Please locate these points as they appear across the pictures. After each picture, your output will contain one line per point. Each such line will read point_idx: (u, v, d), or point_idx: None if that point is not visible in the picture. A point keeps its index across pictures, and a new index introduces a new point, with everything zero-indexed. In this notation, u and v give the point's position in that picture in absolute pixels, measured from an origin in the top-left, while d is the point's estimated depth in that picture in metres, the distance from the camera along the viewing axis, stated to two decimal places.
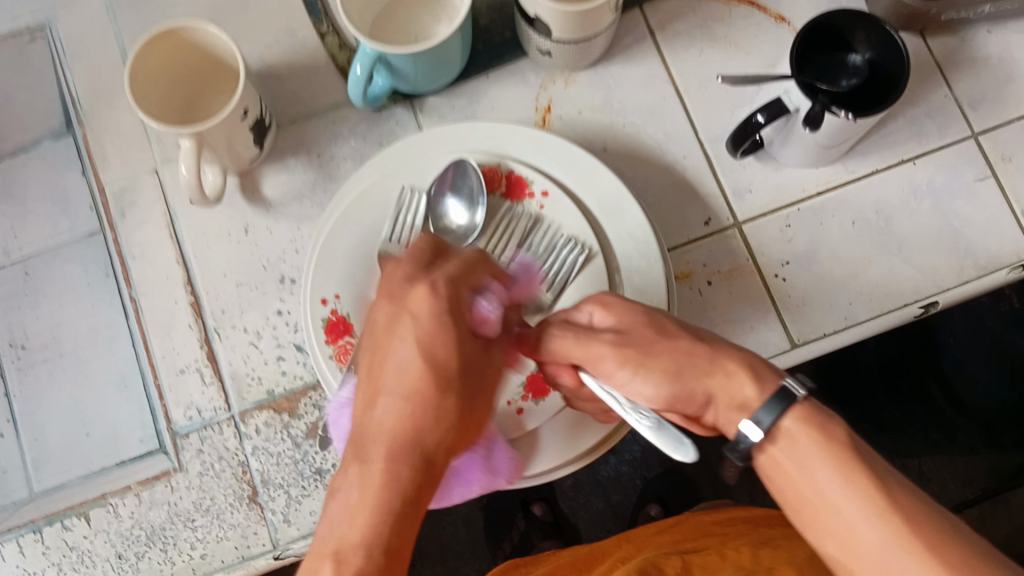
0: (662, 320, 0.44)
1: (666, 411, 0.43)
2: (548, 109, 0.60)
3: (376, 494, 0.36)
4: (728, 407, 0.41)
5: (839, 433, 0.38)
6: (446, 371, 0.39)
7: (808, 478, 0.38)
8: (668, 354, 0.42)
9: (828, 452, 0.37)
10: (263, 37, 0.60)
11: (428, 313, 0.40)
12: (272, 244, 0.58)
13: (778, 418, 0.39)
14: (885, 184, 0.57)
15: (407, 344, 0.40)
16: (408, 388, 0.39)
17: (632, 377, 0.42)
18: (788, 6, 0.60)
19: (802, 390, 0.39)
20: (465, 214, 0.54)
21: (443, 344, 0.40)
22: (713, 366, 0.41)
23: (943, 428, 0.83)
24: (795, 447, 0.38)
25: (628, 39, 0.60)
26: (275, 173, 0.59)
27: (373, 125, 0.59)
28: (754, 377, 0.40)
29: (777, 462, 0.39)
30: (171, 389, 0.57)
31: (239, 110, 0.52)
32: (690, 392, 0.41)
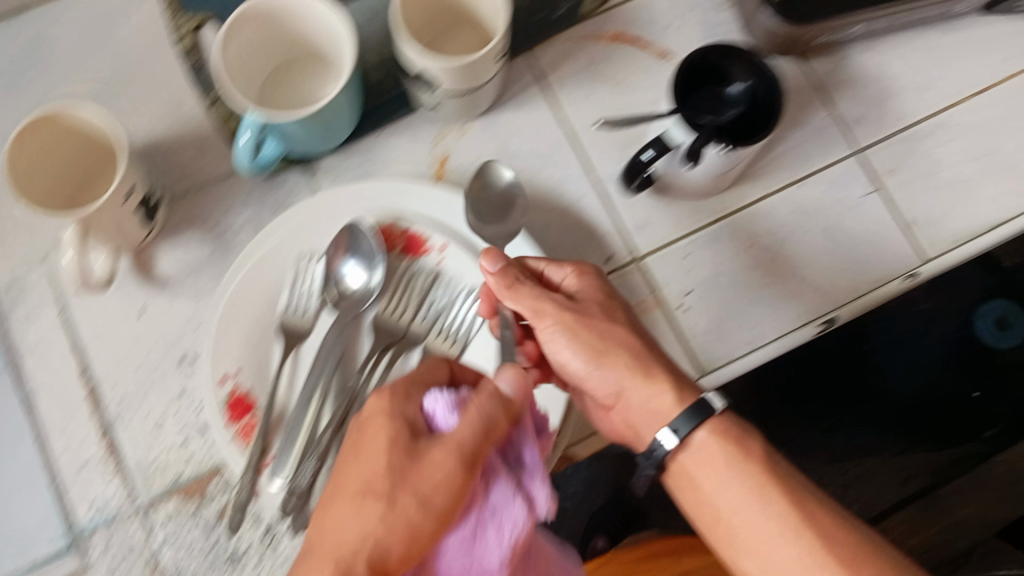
0: (617, 306, 0.49)
1: (582, 374, 0.48)
2: (444, 159, 0.59)
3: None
4: (641, 406, 0.46)
5: (754, 447, 0.44)
6: (394, 490, 0.37)
7: (724, 488, 0.43)
8: (603, 333, 0.47)
9: (744, 465, 0.43)
10: (145, 111, 0.59)
11: (382, 433, 0.39)
12: (170, 324, 0.56)
13: (694, 430, 0.44)
14: (775, 208, 0.59)
15: (362, 467, 0.39)
16: (360, 508, 0.37)
17: (567, 342, 0.47)
18: (670, 40, 0.61)
19: (721, 404, 0.44)
20: (363, 276, 0.53)
21: (397, 451, 0.38)
22: (643, 368, 0.46)
23: (872, 430, 0.84)
24: (714, 457, 0.44)
25: (517, 86, 0.60)
26: (170, 250, 0.57)
27: (267, 192, 0.58)
28: (676, 390, 0.45)
29: (692, 471, 0.44)
30: (73, 487, 0.54)
31: (121, 192, 0.51)
32: (608, 376, 0.47)
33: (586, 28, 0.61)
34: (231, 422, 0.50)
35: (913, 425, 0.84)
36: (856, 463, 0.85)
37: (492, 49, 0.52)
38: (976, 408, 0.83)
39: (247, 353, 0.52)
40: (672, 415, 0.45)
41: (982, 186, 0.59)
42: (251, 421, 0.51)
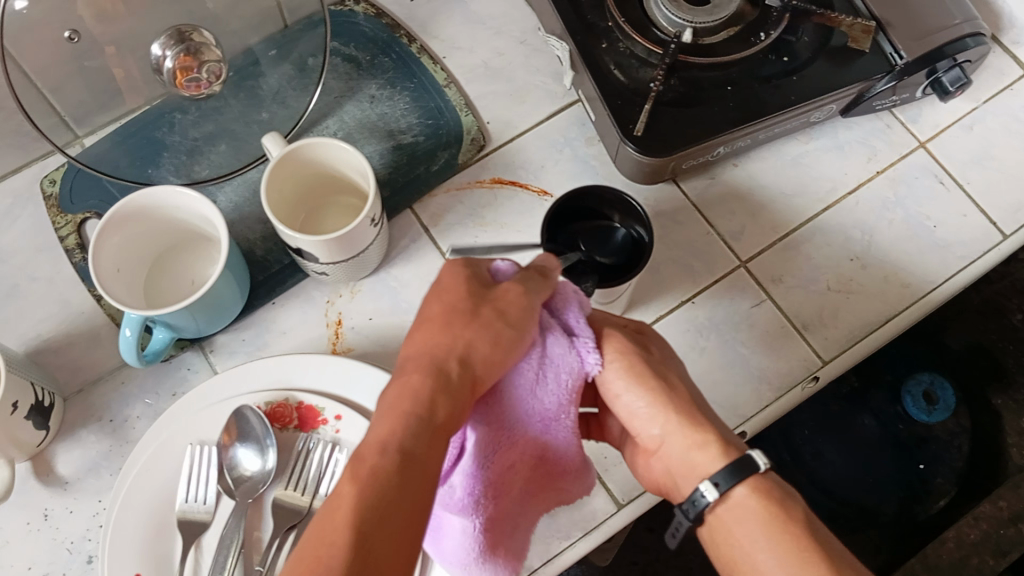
0: (670, 363, 0.47)
1: (631, 421, 0.46)
2: (338, 323, 0.60)
3: (393, 410, 0.36)
4: (680, 461, 0.43)
5: (796, 509, 0.40)
6: (465, 304, 0.41)
7: (752, 541, 0.40)
8: (663, 382, 0.45)
9: (773, 522, 0.40)
10: (40, 312, 0.60)
11: (451, 277, 0.43)
12: (73, 525, 0.55)
13: (733, 486, 0.41)
14: (670, 329, 0.59)
15: (427, 306, 0.42)
16: (435, 322, 0.41)
17: (623, 385, 0.45)
18: (547, 180, 0.64)
19: (763, 464, 0.41)
20: (258, 460, 0.53)
21: (463, 292, 0.42)
22: (690, 426, 0.44)
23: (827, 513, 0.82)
24: (748, 512, 0.40)
25: (404, 240, 0.62)
26: (68, 450, 0.57)
27: (163, 377, 0.59)
28: (722, 447, 0.42)
29: (725, 523, 0.41)
30: None
31: (8, 403, 0.51)
32: (660, 423, 0.44)
33: (465, 176, 0.64)
34: None
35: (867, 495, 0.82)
36: None
37: (363, 219, 0.53)
38: (921, 478, 0.81)
39: (144, 552, 0.51)
40: (711, 469, 0.42)
41: (868, 281, 0.61)
42: None
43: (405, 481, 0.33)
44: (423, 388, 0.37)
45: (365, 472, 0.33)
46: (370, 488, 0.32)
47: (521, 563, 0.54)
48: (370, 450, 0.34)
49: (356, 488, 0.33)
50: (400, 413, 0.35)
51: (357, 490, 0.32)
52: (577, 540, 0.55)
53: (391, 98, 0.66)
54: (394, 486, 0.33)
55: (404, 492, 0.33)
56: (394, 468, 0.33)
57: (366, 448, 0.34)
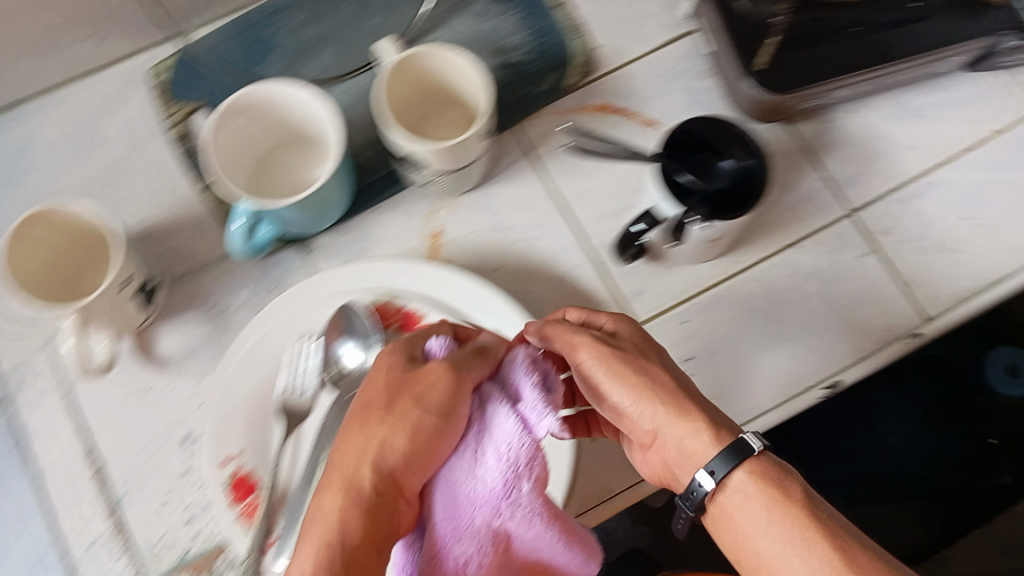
0: (648, 347, 0.46)
1: (644, 412, 0.43)
2: (438, 235, 0.60)
3: (323, 529, 0.37)
4: (676, 448, 0.42)
5: (795, 486, 0.39)
6: (402, 400, 0.42)
7: (753, 525, 0.39)
8: (641, 369, 0.44)
9: (781, 507, 0.38)
10: (145, 195, 0.61)
11: (373, 380, 0.44)
12: (172, 404, 0.58)
13: (730, 472, 0.40)
14: (773, 271, 0.59)
15: (372, 381, 0.44)
16: (381, 433, 0.41)
17: (604, 375, 0.44)
18: (658, 109, 0.62)
19: (758, 444, 0.40)
20: (360, 354, 0.53)
21: (390, 380, 0.43)
22: (680, 414, 0.42)
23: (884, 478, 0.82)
24: (750, 499, 0.39)
25: (509, 157, 0.62)
26: (171, 332, 0.59)
27: (263, 273, 0.59)
28: (713, 435, 0.41)
29: (732, 511, 0.40)
30: (83, 564, 0.56)
31: (121, 279, 0.53)
32: (642, 415, 0.43)
33: (575, 98, 0.63)
34: (234, 502, 0.52)
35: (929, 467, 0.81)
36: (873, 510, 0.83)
37: (472, 133, 0.52)
38: (992, 453, 0.80)
39: (245, 432, 0.53)
40: (706, 455, 0.41)
41: (983, 241, 0.59)
42: (253, 502, 0.52)
43: None
44: (343, 509, 0.38)
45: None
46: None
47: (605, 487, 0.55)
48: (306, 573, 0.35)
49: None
50: (325, 534, 0.37)
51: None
52: None
53: (501, 14, 0.65)
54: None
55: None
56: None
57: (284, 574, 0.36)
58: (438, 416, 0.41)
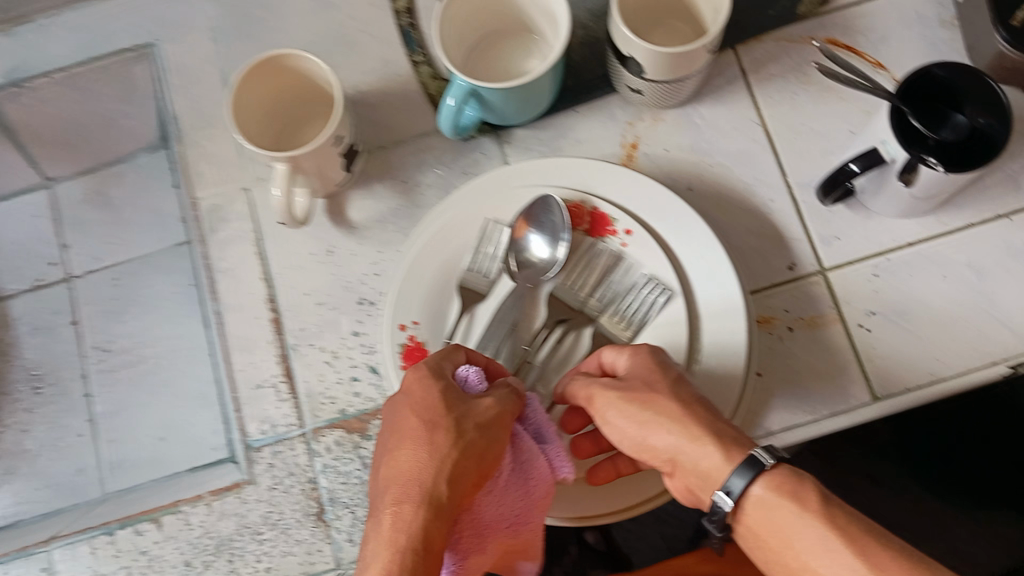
0: (667, 373, 0.44)
1: (656, 442, 0.42)
2: (634, 145, 0.60)
3: (395, 531, 0.38)
4: (694, 473, 0.41)
5: (810, 492, 0.37)
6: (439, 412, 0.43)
7: (782, 536, 0.37)
8: (647, 401, 0.42)
9: (802, 518, 0.37)
10: (359, 64, 0.64)
11: (407, 387, 0.45)
12: (354, 267, 0.60)
13: (748, 486, 0.38)
14: (980, 241, 0.56)
15: (405, 402, 0.44)
16: (404, 439, 0.42)
17: (619, 416, 0.43)
18: (886, 54, 0.59)
19: (770, 459, 0.38)
20: (547, 249, 0.53)
21: (435, 397, 0.44)
22: (686, 435, 0.41)
23: None
24: (770, 516, 0.38)
25: (719, 80, 0.60)
26: (362, 198, 0.61)
27: (458, 154, 0.61)
28: (722, 449, 0.40)
29: (753, 530, 0.38)
30: (248, 403, 0.59)
31: (335, 137, 0.54)
32: (654, 446, 0.42)
33: (799, 29, 0.61)
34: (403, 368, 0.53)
35: None
36: None
37: (701, 45, 0.50)
38: None
39: (426, 304, 0.54)
40: (722, 476, 0.39)
41: None
42: None
43: None
44: (413, 516, 0.38)
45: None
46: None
47: (760, 423, 0.54)
48: None
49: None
50: (396, 540, 0.38)
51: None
52: (822, 419, 0.54)
53: None
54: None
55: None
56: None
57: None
58: (479, 420, 0.43)
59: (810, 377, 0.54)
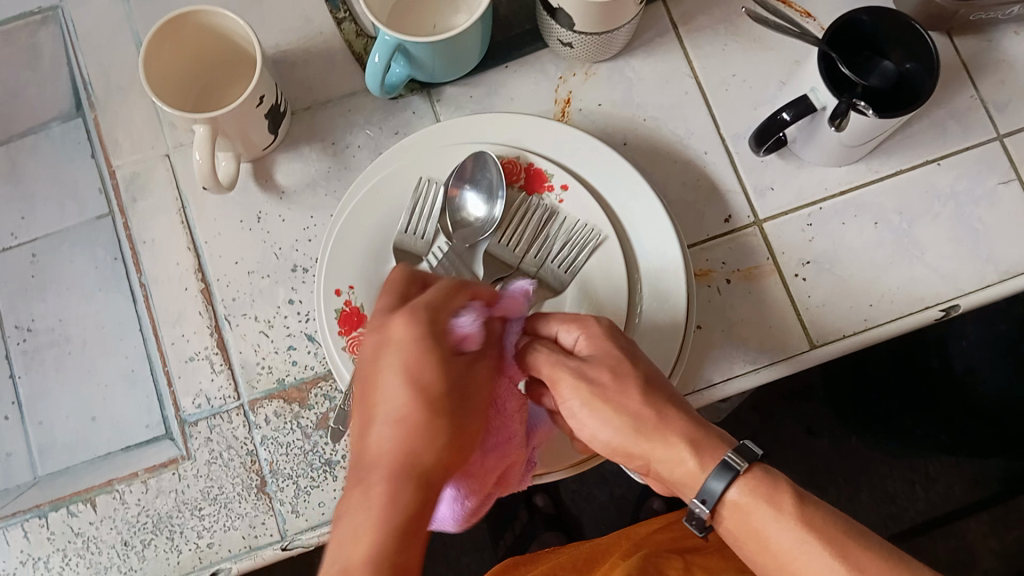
0: (631, 365, 0.41)
1: (631, 446, 0.40)
2: (567, 101, 0.59)
3: (377, 520, 0.32)
4: (671, 475, 0.40)
5: (786, 493, 0.37)
6: (433, 388, 0.37)
7: (761, 537, 0.37)
8: (618, 404, 0.40)
9: (779, 521, 0.37)
10: (279, 23, 0.61)
11: (406, 332, 0.37)
12: (284, 233, 0.58)
13: (725, 490, 0.38)
14: (907, 187, 0.56)
15: (372, 355, 0.38)
16: (390, 414, 0.36)
17: (584, 412, 0.41)
18: (814, 3, 0.59)
19: (744, 465, 0.38)
20: (483, 207, 0.53)
21: (402, 348, 0.37)
22: (658, 437, 0.40)
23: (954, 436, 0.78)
24: (747, 518, 0.38)
25: (650, 32, 0.60)
26: (289, 161, 0.59)
27: (388, 114, 0.60)
28: (697, 453, 0.39)
29: (730, 532, 0.39)
30: (180, 377, 0.57)
31: (256, 96, 0.52)
32: (628, 447, 0.41)
33: None
34: (340, 334, 0.52)
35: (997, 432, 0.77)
36: (927, 460, 0.79)
37: None
38: None
39: (361, 268, 0.53)
40: (699, 481, 0.39)
41: None
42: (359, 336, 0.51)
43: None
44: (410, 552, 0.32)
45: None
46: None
47: (700, 375, 0.54)
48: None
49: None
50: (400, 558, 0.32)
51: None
52: (761, 368, 0.54)
53: None
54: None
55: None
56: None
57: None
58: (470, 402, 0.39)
59: (747, 327, 0.55)
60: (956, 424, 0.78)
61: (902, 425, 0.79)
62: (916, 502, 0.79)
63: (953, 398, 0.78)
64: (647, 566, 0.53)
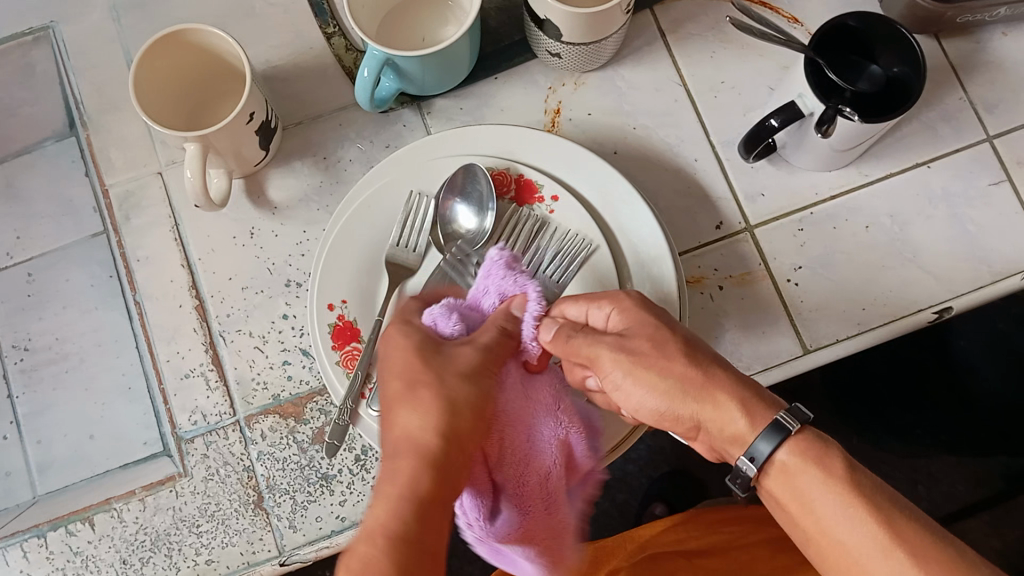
0: (666, 328, 0.41)
1: (679, 411, 0.40)
2: (557, 111, 0.59)
3: (398, 484, 0.35)
4: (721, 436, 0.39)
5: (837, 461, 0.36)
6: (429, 372, 0.40)
7: (807, 501, 0.36)
8: (662, 369, 0.39)
9: (827, 486, 0.35)
10: (270, 38, 0.62)
11: (393, 342, 0.43)
12: (277, 247, 0.59)
13: (773, 452, 0.36)
14: (898, 189, 0.57)
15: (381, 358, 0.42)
16: (396, 400, 0.40)
17: (627, 382, 0.40)
18: (802, 8, 0.60)
19: (797, 424, 0.36)
20: (474, 219, 0.53)
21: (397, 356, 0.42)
22: (703, 395, 0.39)
23: (951, 436, 0.78)
24: (793, 482, 0.36)
25: (639, 40, 0.60)
26: (281, 176, 0.60)
27: (380, 128, 0.60)
28: (745, 410, 0.37)
29: (775, 496, 0.37)
30: (176, 394, 0.57)
31: (245, 113, 0.52)
32: (675, 412, 0.40)
33: None
34: (334, 348, 0.52)
35: (993, 431, 0.77)
36: (930, 460, 0.79)
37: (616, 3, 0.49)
38: None
39: (354, 281, 0.53)
40: (748, 440, 0.37)
41: None
42: (354, 350, 0.52)
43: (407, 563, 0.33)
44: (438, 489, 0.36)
45: (361, 566, 0.32)
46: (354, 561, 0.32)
47: None
48: (373, 535, 0.34)
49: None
50: (420, 503, 0.35)
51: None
52: (757, 374, 0.54)
53: None
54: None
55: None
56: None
57: (359, 535, 0.34)
58: (484, 374, 0.42)
59: (741, 333, 0.55)
60: (954, 423, 0.78)
61: (905, 427, 0.79)
62: (920, 501, 0.79)
63: (948, 396, 0.78)
64: None
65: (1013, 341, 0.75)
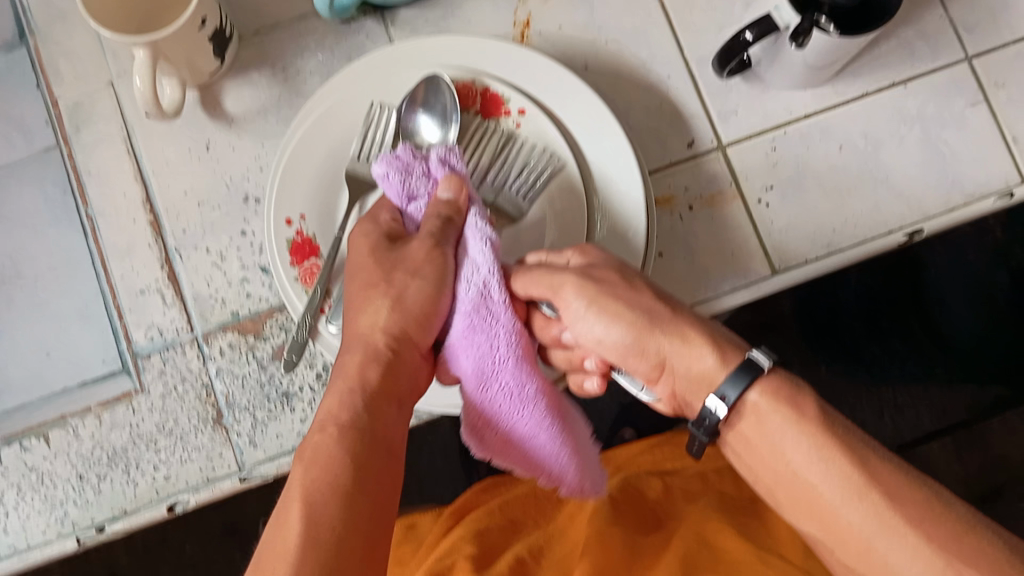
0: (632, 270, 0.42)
1: (648, 343, 0.40)
2: (526, 24, 0.57)
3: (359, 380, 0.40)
4: (687, 375, 0.39)
5: (808, 400, 0.35)
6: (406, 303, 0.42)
7: (780, 444, 0.35)
8: (629, 300, 0.40)
9: (799, 429, 0.34)
10: None
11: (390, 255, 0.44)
12: (234, 161, 0.57)
13: (744, 393, 0.36)
14: (874, 110, 0.55)
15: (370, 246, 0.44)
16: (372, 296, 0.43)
17: (592, 313, 0.41)
18: None
19: (769, 362, 0.36)
20: (437, 131, 0.50)
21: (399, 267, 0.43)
22: (673, 328, 0.39)
23: (920, 367, 0.78)
24: (763, 423, 0.36)
25: None
26: (237, 88, 0.57)
27: (341, 39, 0.58)
28: (716, 350, 0.38)
29: (748, 437, 0.36)
30: (131, 310, 0.56)
31: (197, 17, 0.49)
32: (641, 345, 0.40)
33: None
34: (294, 264, 0.50)
35: (959, 359, 0.77)
36: (897, 390, 0.78)
37: None
38: None
39: (313, 198, 0.51)
40: (717, 379, 0.37)
41: None
42: (312, 266, 0.51)
43: (358, 445, 0.37)
44: (403, 401, 0.41)
45: (312, 455, 0.36)
46: (341, 438, 0.37)
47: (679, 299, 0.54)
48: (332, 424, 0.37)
49: (335, 465, 0.36)
50: (384, 403, 0.39)
51: (324, 456, 0.36)
52: (722, 296, 0.54)
53: None
54: (356, 495, 0.35)
55: (378, 475, 0.36)
56: (347, 470, 0.35)
57: (339, 415, 0.38)
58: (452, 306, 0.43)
59: (710, 254, 0.54)
60: (922, 353, 0.78)
61: (874, 356, 0.78)
62: (884, 430, 0.78)
63: (924, 336, 0.78)
64: (623, 489, 0.53)
65: (992, 285, 0.77)
